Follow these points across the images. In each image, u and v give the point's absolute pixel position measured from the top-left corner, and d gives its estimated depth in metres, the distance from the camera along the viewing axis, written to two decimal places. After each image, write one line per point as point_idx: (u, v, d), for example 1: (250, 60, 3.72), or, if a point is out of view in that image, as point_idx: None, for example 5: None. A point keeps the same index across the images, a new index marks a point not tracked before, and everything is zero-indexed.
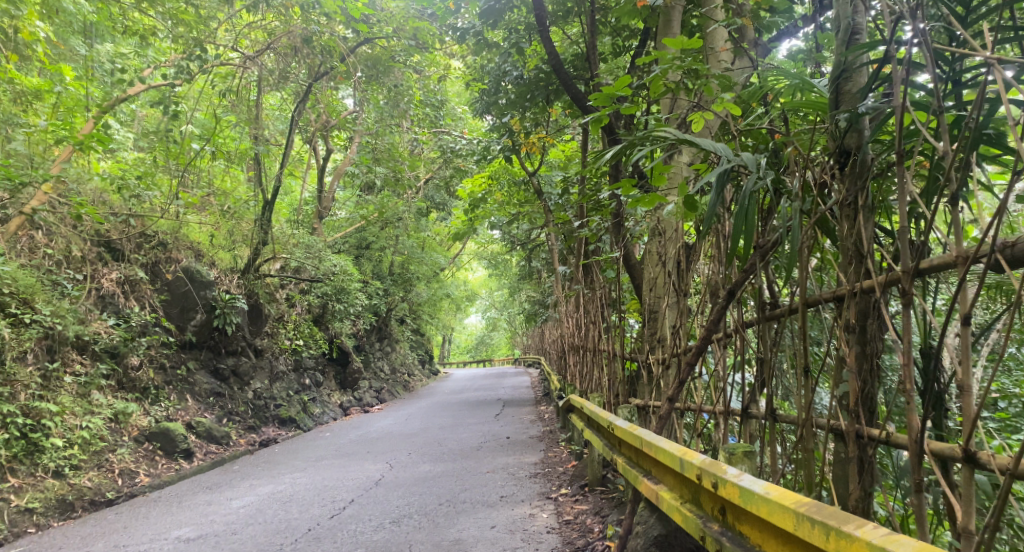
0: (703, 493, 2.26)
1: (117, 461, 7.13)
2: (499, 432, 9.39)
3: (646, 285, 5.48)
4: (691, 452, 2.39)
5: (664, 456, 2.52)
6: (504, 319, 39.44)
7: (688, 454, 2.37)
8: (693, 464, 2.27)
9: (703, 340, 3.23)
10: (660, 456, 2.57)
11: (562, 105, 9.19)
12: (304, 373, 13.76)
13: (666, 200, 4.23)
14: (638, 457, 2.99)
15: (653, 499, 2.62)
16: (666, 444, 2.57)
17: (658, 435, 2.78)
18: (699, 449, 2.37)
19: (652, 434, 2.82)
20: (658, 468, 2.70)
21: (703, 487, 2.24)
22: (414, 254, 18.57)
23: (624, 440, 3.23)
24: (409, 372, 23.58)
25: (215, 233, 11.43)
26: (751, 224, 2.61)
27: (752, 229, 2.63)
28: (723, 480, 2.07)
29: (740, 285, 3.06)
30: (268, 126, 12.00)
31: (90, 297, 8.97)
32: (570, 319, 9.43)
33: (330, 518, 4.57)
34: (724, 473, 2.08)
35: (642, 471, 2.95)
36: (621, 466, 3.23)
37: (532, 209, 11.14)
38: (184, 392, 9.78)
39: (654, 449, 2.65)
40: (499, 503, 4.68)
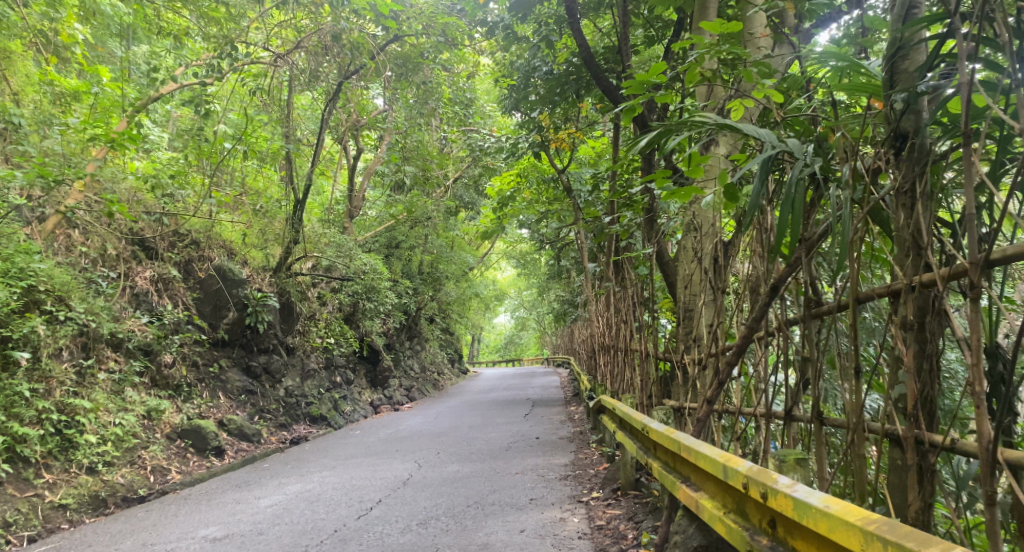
0: (749, 503, 2.11)
1: (149, 458, 7.18)
2: (529, 432, 9.26)
3: (680, 282, 5.31)
4: (734, 458, 2.23)
5: (705, 462, 2.37)
6: (534, 318, 39.23)
7: (732, 461, 2.22)
8: (738, 472, 2.12)
9: (744, 339, 3.07)
10: (700, 462, 2.42)
11: (592, 101, 9.03)
12: (335, 372, 13.81)
13: (703, 192, 4.07)
14: (676, 462, 2.84)
15: (692, 507, 2.47)
16: (707, 449, 2.42)
17: (697, 439, 2.63)
18: (744, 456, 2.22)
19: (690, 437, 2.67)
20: (697, 474, 2.55)
21: (750, 497, 2.09)
22: (444, 252, 18.53)
23: (659, 443, 3.08)
24: (439, 371, 23.59)
25: (247, 232, 11.55)
26: (798, 213, 2.48)
27: (798, 219, 2.49)
28: (773, 490, 1.92)
29: (785, 280, 2.89)
30: (299, 126, 12.07)
31: (124, 295, 9.08)
32: (600, 318, 9.26)
33: (356, 518, 4.49)
34: (774, 483, 1.92)
35: (678, 475, 2.80)
36: (657, 471, 3.09)
37: (562, 207, 10.98)
38: (216, 390, 9.85)
39: (693, 454, 2.50)
40: (528, 507, 4.55)
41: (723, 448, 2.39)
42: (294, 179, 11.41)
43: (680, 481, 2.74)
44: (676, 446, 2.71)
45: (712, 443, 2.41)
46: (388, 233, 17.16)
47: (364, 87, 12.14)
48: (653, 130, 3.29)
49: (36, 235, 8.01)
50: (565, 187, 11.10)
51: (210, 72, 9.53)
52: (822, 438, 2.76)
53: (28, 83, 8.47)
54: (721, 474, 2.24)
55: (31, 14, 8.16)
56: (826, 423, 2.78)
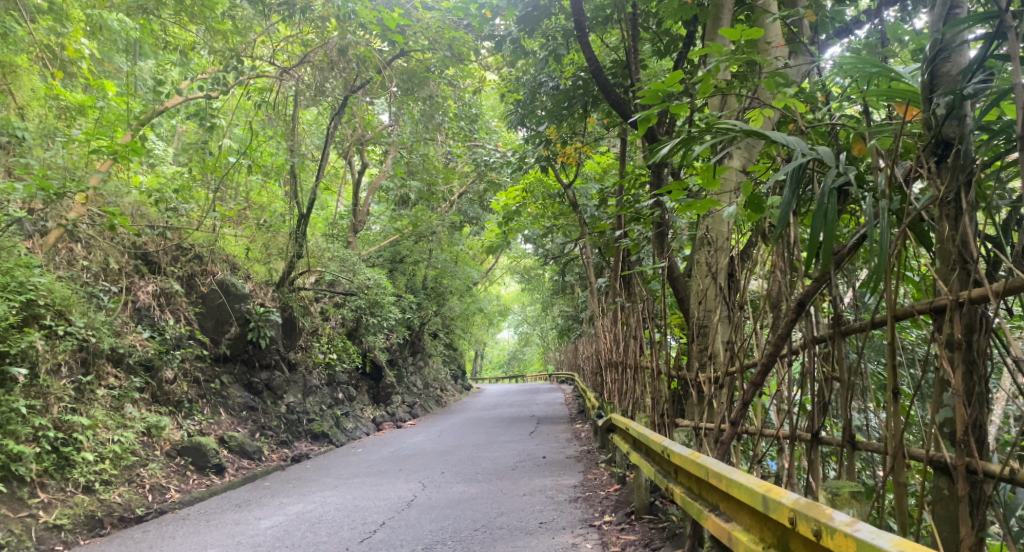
0: (794, 539, 1.96)
1: (148, 477, 7.02)
2: (535, 451, 9.09)
3: (694, 297, 5.18)
4: (776, 489, 2.08)
5: (742, 492, 2.22)
6: (538, 334, 39.02)
7: (774, 492, 2.06)
8: (783, 505, 1.97)
9: (769, 356, 2.95)
10: (735, 491, 2.27)
11: (600, 115, 8.96)
12: (337, 388, 13.65)
13: (720, 204, 3.95)
14: (702, 489, 2.69)
15: (724, 540, 2.32)
16: (742, 477, 2.27)
17: (728, 465, 2.48)
18: (786, 486, 2.07)
19: (720, 463, 2.52)
20: (729, 504, 2.40)
21: (797, 533, 1.93)
22: (448, 267, 18.44)
23: (683, 468, 2.93)
24: (442, 387, 23.40)
25: (251, 246, 11.45)
26: (833, 223, 2.37)
27: (831, 228, 2.37)
28: (828, 527, 1.77)
29: (813, 295, 2.78)
30: (305, 140, 12.01)
31: (126, 309, 8.97)
32: (607, 334, 9.11)
33: (360, 542, 4.32)
34: (830, 521, 1.77)
35: (705, 504, 2.65)
36: (679, 497, 2.93)
37: (568, 222, 10.88)
38: (217, 406, 9.70)
39: (726, 482, 2.34)
40: (538, 531, 4.38)
41: (760, 477, 2.24)
42: (298, 192, 11.33)
43: (708, 509, 2.59)
44: (704, 473, 2.56)
45: (748, 472, 2.26)
46: (392, 247, 17.06)
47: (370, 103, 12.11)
48: (676, 137, 3.19)
49: (37, 249, 7.91)
50: (571, 202, 11.01)
51: (215, 86, 9.48)
52: (855, 464, 2.62)
53: (33, 97, 8.48)
54: (761, 506, 2.09)
55: (38, 29, 8.16)
56: (858, 447, 2.65)
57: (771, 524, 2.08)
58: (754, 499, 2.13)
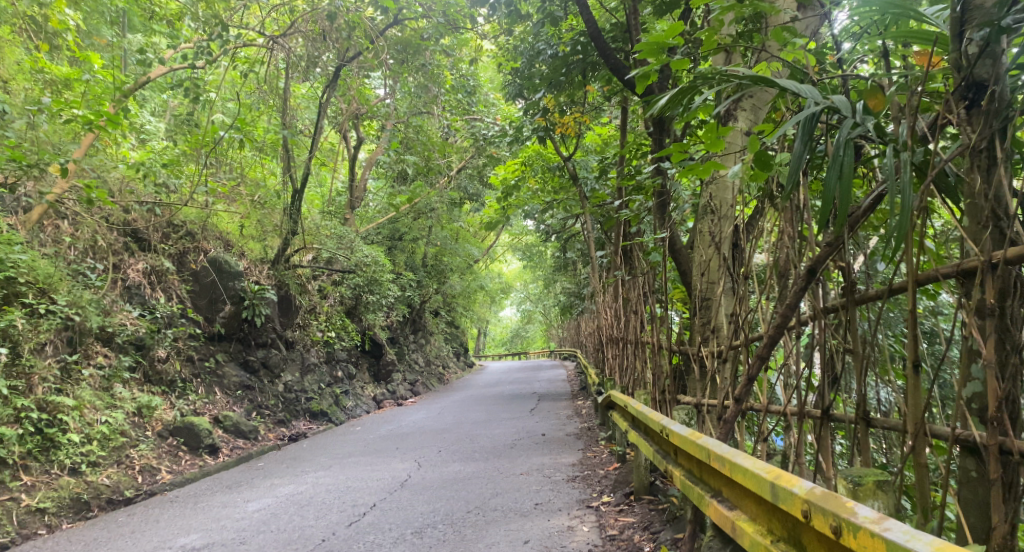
0: (809, 533, 1.75)
1: (138, 458, 6.88)
2: (535, 428, 8.92)
3: (697, 269, 4.95)
4: (787, 476, 1.87)
5: (748, 479, 2.01)
6: (541, 311, 38.83)
7: (785, 480, 1.86)
8: (795, 495, 1.77)
9: (776, 329, 2.73)
10: (741, 477, 2.06)
11: (599, 83, 8.66)
12: (337, 366, 13.51)
13: (723, 166, 3.72)
14: (704, 471, 2.49)
15: (728, 530, 2.12)
16: (748, 462, 2.06)
17: (731, 448, 2.28)
18: (797, 473, 1.87)
19: (723, 445, 2.31)
20: (734, 492, 2.20)
21: (810, 528, 1.73)
22: (447, 245, 18.22)
23: (682, 449, 2.73)
24: (444, 365, 23.30)
25: (245, 223, 11.24)
26: (850, 178, 2.12)
27: (848, 184, 2.12)
28: (850, 525, 1.56)
29: (823, 262, 2.55)
30: (298, 114, 11.74)
31: (116, 287, 8.77)
32: (608, 309, 8.90)
33: (347, 526, 4.14)
34: (853, 518, 1.56)
35: (706, 487, 2.45)
36: (679, 481, 2.74)
37: (568, 196, 10.62)
38: (212, 385, 9.54)
39: (730, 466, 2.14)
40: (533, 513, 4.19)
41: (768, 460, 2.04)
42: (292, 167, 11.06)
43: (708, 493, 2.40)
44: (706, 455, 2.35)
45: (755, 456, 2.06)
46: (391, 224, 16.80)
47: (364, 75, 11.82)
48: (676, 86, 2.95)
49: (20, 227, 7.67)
50: (570, 175, 10.74)
51: (201, 56, 9.18)
52: (870, 444, 2.42)
53: (17, 70, 7.90)
54: (770, 496, 1.88)
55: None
56: (873, 424, 2.44)
57: (781, 514, 1.88)
58: (762, 487, 1.93)
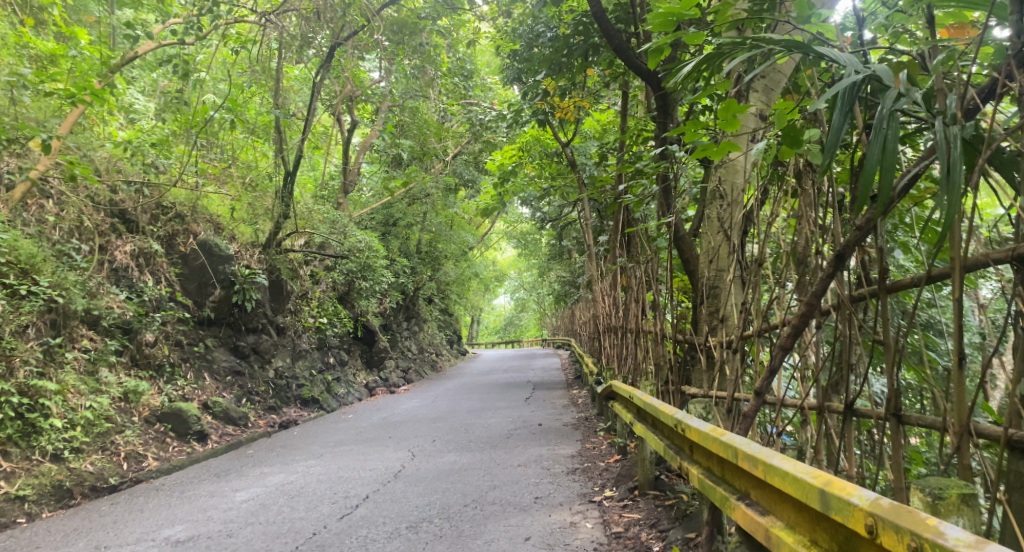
0: (869, 548, 1.60)
1: (123, 444, 6.70)
2: (530, 418, 8.79)
3: (705, 256, 4.78)
4: (838, 484, 1.72)
5: (790, 484, 1.85)
6: (534, 300, 38.67)
7: (837, 488, 1.70)
8: (857, 507, 1.61)
9: (801, 317, 2.59)
10: (779, 482, 1.90)
11: (600, 66, 8.45)
12: (328, 352, 13.31)
13: (738, 148, 3.52)
14: (728, 471, 2.34)
15: (761, 537, 1.97)
16: (787, 465, 1.91)
17: (763, 448, 2.12)
18: (850, 480, 1.72)
19: (754, 445, 2.16)
20: (767, 497, 2.04)
21: (875, 544, 1.57)
22: (442, 231, 18.00)
23: (702, 446, 2.57)
24: (437, 352, 23.13)
25: (236, 206, 11.01)
26: (895, 152, 1.96)
27: (891, 159, 1.97)
28: (937, 546, 1.40)
29: (853, 246, 2.42)
30: (291, 96, 11.48)
31: (102, 269, 8.54)
32: (606, 298, 8.74)
33: (339, 519, 3.97)
34: (937, 538, 1.41)
35: (731, 488, 2.30)
36: (696, 479, 2.59)
37: (566, 182, 10.43)
38: (201, 370, 9.35)
39: (765, 471, 1.98)
40: (533, 508, 4.03)
41: (809, 464, 1.88)
42: (284, 149, 10.82)
43: (734, 494, 2.25)
44: (734, 456, 2.19)
45: (795, 460, 1.90)
46: (385, 210, 16.55)
47: (360, 56, 11.57)
48: (699, 55, 2.77)
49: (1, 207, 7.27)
50: (569, 161, 10.56)
51: (190, 33, 8.91)
52: (902, 441, 2.29)
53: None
54: (820, 506, 1.73)
55: None
56: (906, 420, 2.31)
57: (831, 525, 1.73)
58: (809, 495, 1.77)
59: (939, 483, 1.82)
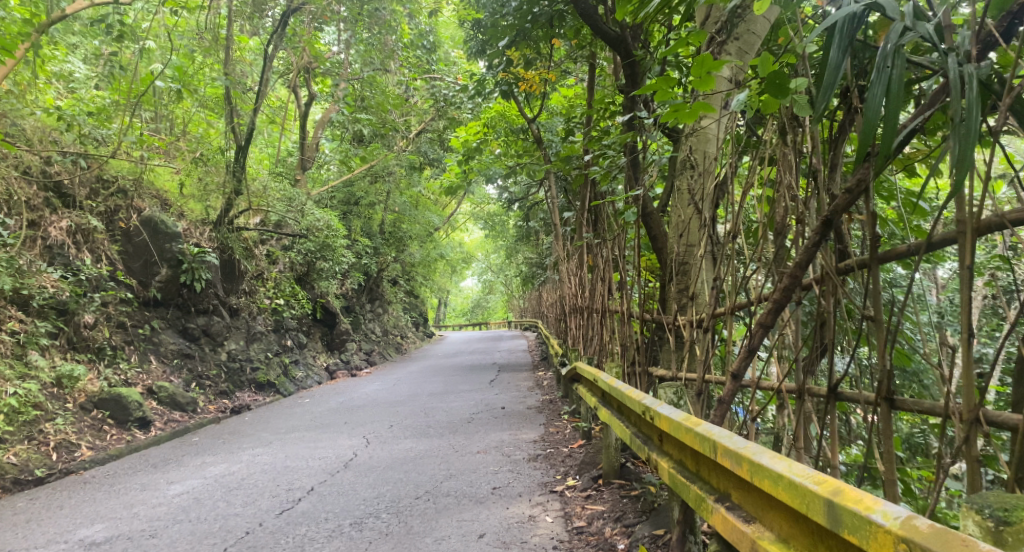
0: None
1: (54, 433, 6.24)
2: (493, 402, 8.49)
3: (675, 230, 4.52)
4: (849, 494, 1.46)
5: (786, 492, 1.59)
6: (502, 281, 38.29)
7: (850, 499, 1.44)
8: (878, 530, 1.34)
9: (783, 291, 2.33)
10: (773, 488, 1.64)
11: (566, 36, 8.10)
12: (286, 334, 12.81)
13: (713, 107, 3.22)
14: (704, 467, 2.10)
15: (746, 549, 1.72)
16: (780, 466, 1.65)
17: (746, 443, 1.87)
18: (862, 489, 1.46)
19: (736, 439, 1.90)
20: (754, 503, 1.78)
21: None
22: (406, 210, 17.49)
23: (674, 437, 2.30)
24: (402, 335, 22.63)
25: (184, 181, 10.43)
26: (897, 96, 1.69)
27: (896, 101, 1.68)
28: None
29: (843, 211, 2.15)
30: (245, 66, 10.91)
31: (34, 246, 7.96)
32: (572, 277, 8.45)
33: (277, 515, 3.63)
34: None
35: (707, 485, 2.05)
36: (666, 473, 2.34)
37: (531, 159, 10.08)
38: (146, 353, 8.86)
39: (752, 472, 1.73)
40: (490, 500, 3.75)
41: (806, 465, 1.63)
42: (235, 121, 10.24)
43: (712, 493, 2.00)
44: (714, 452, 1.94)
45: (789, 461, 1.65)
46: (346, 188, 15.97)
47: (316, 25, 11.01)
48: None
49: None
50: (535, 137, 10.23)
51: None
52: (893, 429, 2.05)
53: None
54: (826, 520, 1.47)
55: None
56: (897, 405, 2.07)
57: (836, 542, 1.47)
58: (811, 506, 1.51)
59: (1004, 502, 1.45)
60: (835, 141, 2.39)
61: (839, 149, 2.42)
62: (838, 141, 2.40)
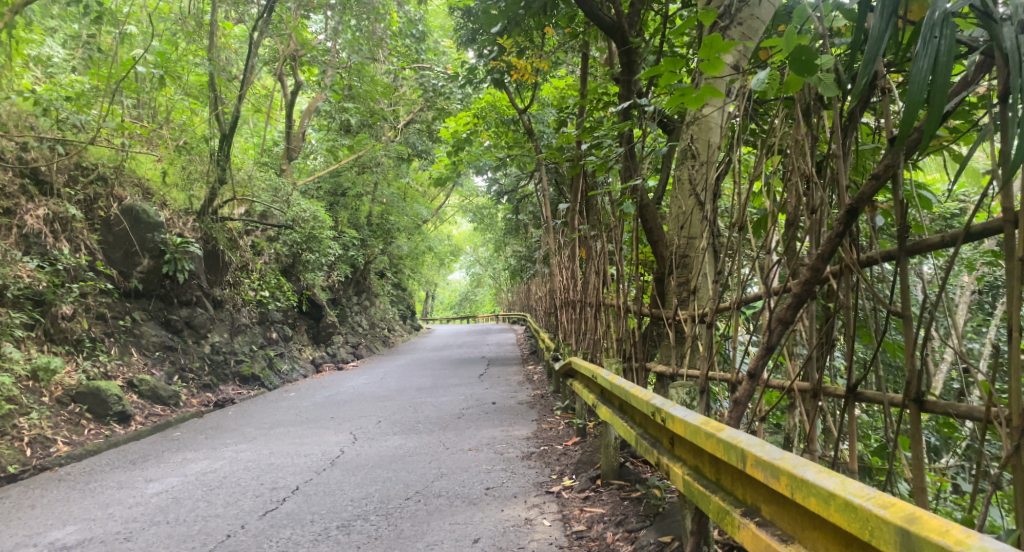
0: None
1: (28, 428, 6.03)
2: (483, 396, 8.35)
3: (674, 222, 4.40)
4: (923, 522, 1.38)
5: (845, 516, 1.51)
6: (490, 274, 38.08)
7: (925, 527, 1.36)
8: None
9: (805, 284, 2.23)
10: (828, 510, 1.56)
11: (560, 25, 7.92)
12: (272, 327, 12.55)
13: (720, 96, 3.07)
14: (728, 475, 2.05)
15: None
16: (831, 484, 1.58)
17: (784, 454, 1.80)
18: (938, 515, 1.39)
19: (770, 449, 1.84)
20: (798, 522, 1.71)
21: None
22: (394, 202, 17.24)
23: (695, 444, 2.23)
24: (389, 328, 22.39)
25: (167, 169, 10.15)
26: (946, 78, 1.57)
27: (945, 73, 1.57)
28: None
29: (868, 198, 2.05)
30: (229, 52, 10.62)
31: (8, 235, 7.68)
32: (564, 270, 8.31)
33: (261, 517, 3.47)
34: None
35: (731, 496, 2.03)
36: (684, 480, 2.28)
37: (522, 150, 9.90)
38: (127, 345, 8.63)
39: (796, 488, 1.66)
40: (483, 501, 3.60)
41: (859, 482, 1.57)
42: (219, 109, 9.99)
43: (736, 506, 1.97)
44: (744, 462, 1.89)
45: (841, 479, 1.58)
46: (333, 178, 15.70)
47: (303, 12, 10.75)
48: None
49: None
50: (527, 128, 10.06)
51: None
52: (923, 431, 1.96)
53: None
54: (897, 547, 1.40)
55: None
56: (926, 406, 1.98)
57: None
58: (876, 530, 1.44)
59: None
60: (847, 127, 2.31)
61: (849, 137, 2.34)
62: (850, 128, 2.31)
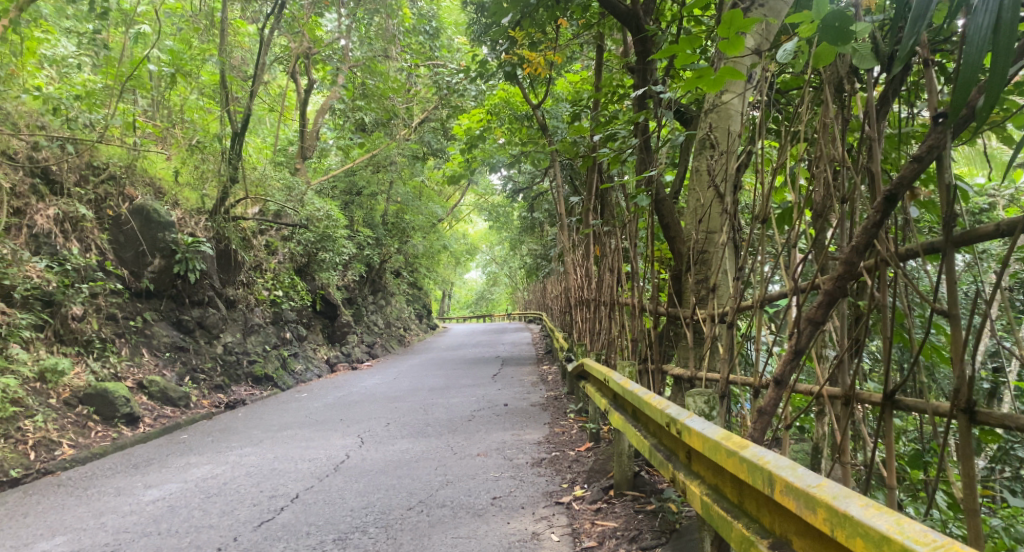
0: None
1: (33, 431, 5.94)
2: (496, 398, 8.14)
3: (693, 215, 4.15)
4: None
5: None
6: (506, 273, 37.89)
7: None
8: None
9: (838, 279, 2.00)
10: None
11: (576, 16, 7.68)
12: (286, 327, 12.44)
13: (742, 77, 2.82)
14: (752, 499, 1.84)
15: None
16: (883, 524, 1.39)
17: (820, 481, 1.60)
18: None
19: (803, 474, 1.63)
20: None
21: None
22: (409, 201, 17.08)
23: (716, 463, 2.01)
24: (405, 327, 22.26)
25: (179, 169, 10.07)
26: (1004, 68, 1.51)
27: (1007, 33, 1.53)
28: None
29: (909, 184, 1.82)
30: (241, 50, 10.52)
31: (19, 235, 7.62)
32: (579, 268, 8.07)
33: (255, 528, 3.30)
34: None
35: (756, 523, 1.83)
36: (703, 502, 2.06)
37: (536, 146, 9.67)
38: (138, 345, 8.56)
39: (838, 525, 1.47)
40: (489, 512, 3.41)
41: (916, 523, 1.38)
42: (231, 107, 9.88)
43: (762, 535, 1.77)
44: (773, 488, 1.68)
45: (896, 519, 1.39)
46: (348, 177, 15.57)
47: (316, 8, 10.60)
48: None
49: None
50: (541, 123, 9.83)
51: None
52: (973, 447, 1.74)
53: None
54: None
55: None
56: (978, 418, 1.76)
57: None
58: None
59: None
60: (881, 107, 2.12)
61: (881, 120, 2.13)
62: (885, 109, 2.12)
